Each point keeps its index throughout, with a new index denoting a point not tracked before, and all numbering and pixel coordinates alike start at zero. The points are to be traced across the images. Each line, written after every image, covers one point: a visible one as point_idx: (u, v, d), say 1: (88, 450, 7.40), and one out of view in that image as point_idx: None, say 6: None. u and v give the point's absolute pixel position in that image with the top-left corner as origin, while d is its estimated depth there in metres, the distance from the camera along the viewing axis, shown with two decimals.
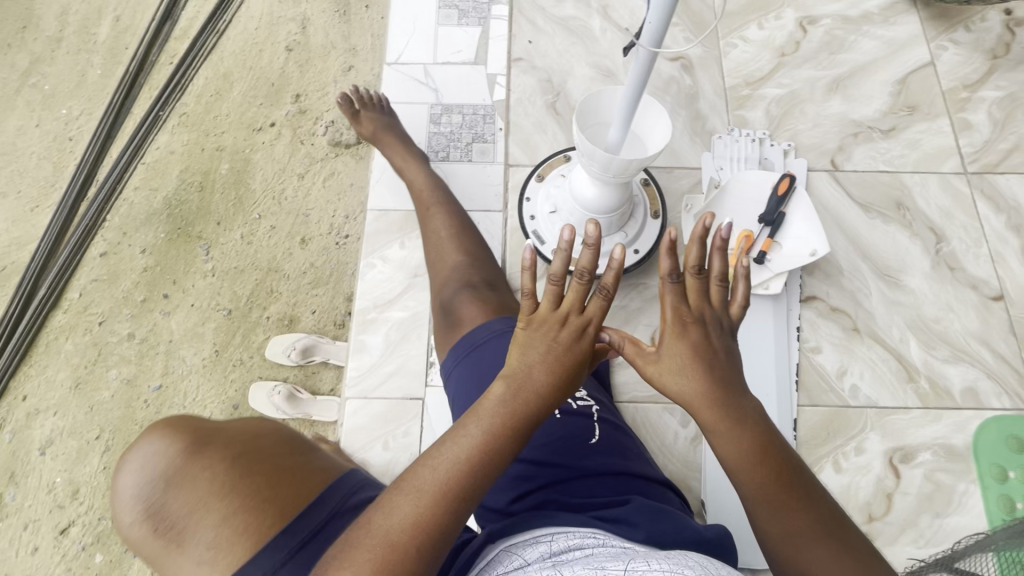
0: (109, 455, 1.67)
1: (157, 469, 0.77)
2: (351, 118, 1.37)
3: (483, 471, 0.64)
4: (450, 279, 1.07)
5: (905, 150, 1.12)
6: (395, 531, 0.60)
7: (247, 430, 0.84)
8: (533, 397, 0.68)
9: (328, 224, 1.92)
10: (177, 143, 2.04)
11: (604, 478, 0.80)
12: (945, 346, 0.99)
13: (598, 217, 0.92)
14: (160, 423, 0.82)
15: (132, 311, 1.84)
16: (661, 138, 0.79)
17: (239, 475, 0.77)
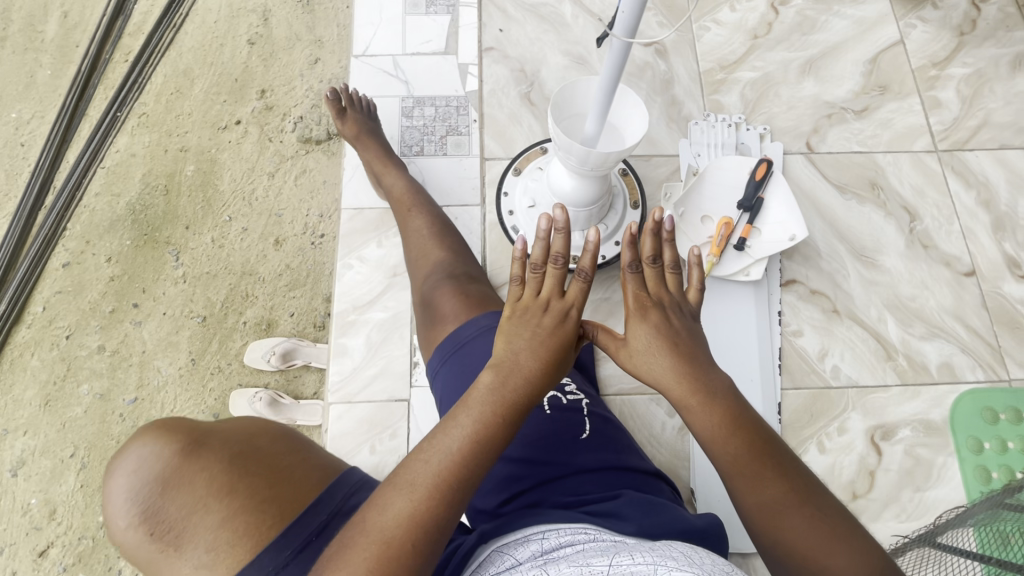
0: (86, 473, 1.62)
1: (151, 473, 0.73)
2: (336, 116, 1.30)
3: (480, 463, 0.63)
4: (434, 271, 1.05)
5: (877, 130, 1.13)
6: (390, 529, 0.59)
7: (245, 429, 0.81)
8: (525, 386, 0.66)
9: (302, 224, 1.87)
10: (138, 145, 1.95)
11: (598, 474, 0.80)
12: (920, 323, 1.00)
13: (577, 211, 0.90)
14: (150, 426, 0.77)
15: (100, 322, 1.77)
16: (638, 129, 0.77)
17: (239, 474, 0.74)
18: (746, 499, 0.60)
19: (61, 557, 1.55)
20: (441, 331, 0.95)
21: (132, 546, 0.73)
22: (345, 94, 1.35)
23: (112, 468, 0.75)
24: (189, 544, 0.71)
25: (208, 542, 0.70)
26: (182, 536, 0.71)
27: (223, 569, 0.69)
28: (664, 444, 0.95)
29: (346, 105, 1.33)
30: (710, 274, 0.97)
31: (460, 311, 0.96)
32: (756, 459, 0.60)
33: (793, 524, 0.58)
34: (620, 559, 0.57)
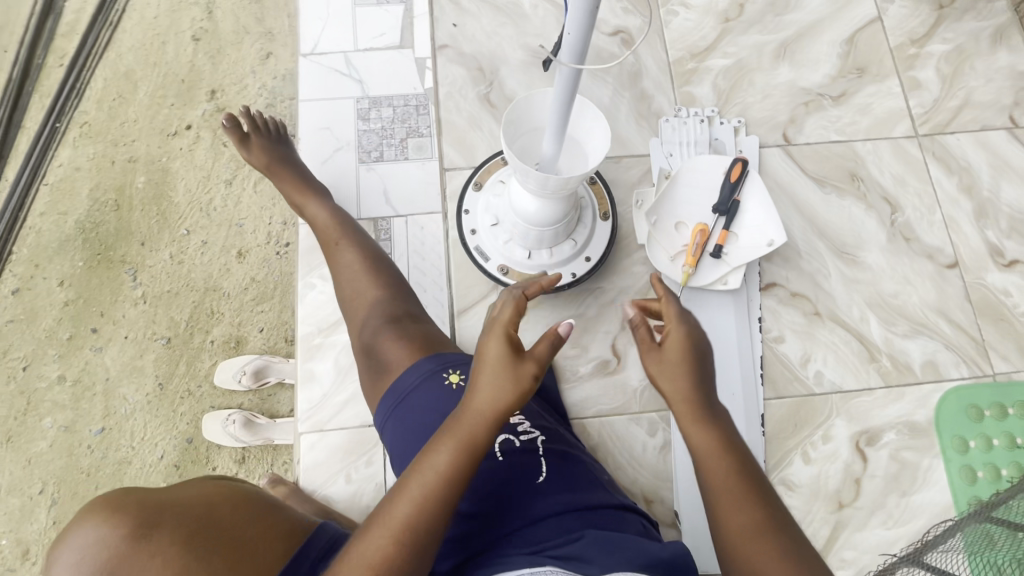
0: (58, 509, 1.56)
1: (95, 566, 0.62)
2: (239, 144, 1.21)
3: (438, 510, 0.63)
4: (371, 315, 0.98)
5: (856, 116, 1.07)
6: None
7: (201, 502, 0.71)
8: (481, 426, 0.64)
9: (265, 233, 1.78)
10: (82, 158, 1.82)
11: (557, 519, 0.72)
12: (903, 321, 0.97)
13: (542, 231, 0.85)
14: (90, 503, 0.66)
15: (58, 350, 1.68)
16: (600, 150, 0.71)
17: (193, 560, 0.64)
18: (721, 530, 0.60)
19: None
20: (387, 381, 0.89)
21: None
22: (248, 118, 1.25)
23: (54, 548, 0.64)
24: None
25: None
26: None
27: None
28: (646, 467, 0.90)
29: (250, 131, 1.24)
30: (687, 285, 0.93)
31: (403, 358, 0.90)
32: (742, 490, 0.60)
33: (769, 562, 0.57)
34: None
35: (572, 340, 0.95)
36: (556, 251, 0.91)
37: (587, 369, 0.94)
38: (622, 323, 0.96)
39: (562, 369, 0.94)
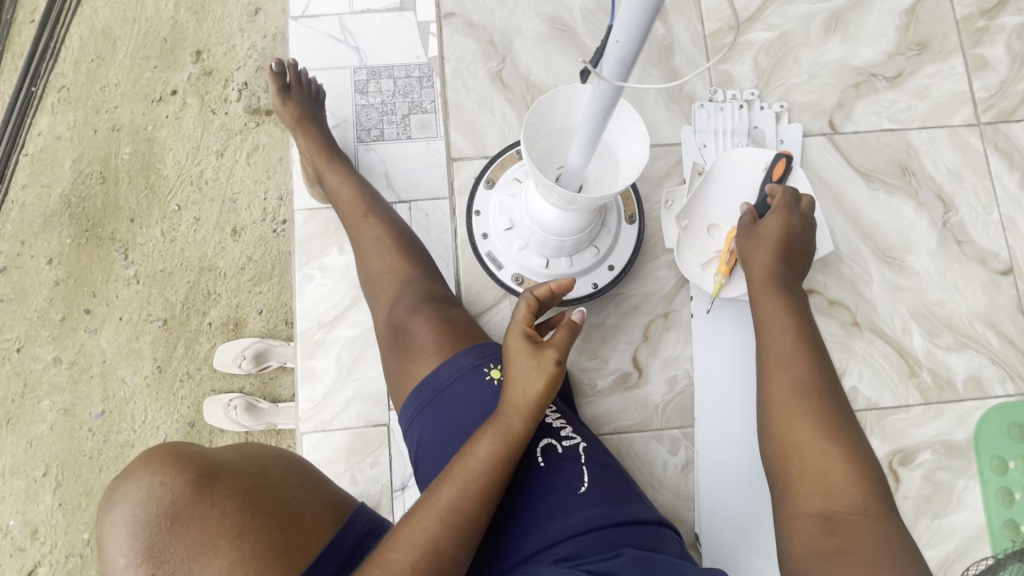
0: (63, 491, 1.56)
1: (154, 507, 0.61)
2: (278, 94, 1.11)
3: (483, 498, 0.63)
4: (405, 293, 0.89)
5: (912, 101, 0.96)
6: (398, 557, 0.59)
7: (255, 460, 0.69)
8: (524, 418, 0.68)
9: (260, 209, 1.68)
10: (62, 126, 1.70)
11: (594, 534, 0.66)
12: (948, 333, 0.90)
13: (559, 239, 0.78)
14: (156, 450, 0.65)
15: (52, 332, 1.63)
16: (635, 167, 0.62)
17: (253, 512, 0.64)
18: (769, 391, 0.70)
19: None
20: (417, 365, 0.81)
21: None
22: (293, 66, 1.15)
23: (108, 502, 0.63)
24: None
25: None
26: None
27: None
28: (665, 487, 0.86)
29: (292, 82, 1.14)
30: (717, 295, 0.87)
31: (440, 340, 0.82)
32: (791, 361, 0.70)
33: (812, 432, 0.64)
34: None
35: (591, 352, 0.89)
36: (576, 259, 0.85)
37: (605, 383, 0.89)
38: (644, 333, 0.90)
39: (580, 382, 0.89)
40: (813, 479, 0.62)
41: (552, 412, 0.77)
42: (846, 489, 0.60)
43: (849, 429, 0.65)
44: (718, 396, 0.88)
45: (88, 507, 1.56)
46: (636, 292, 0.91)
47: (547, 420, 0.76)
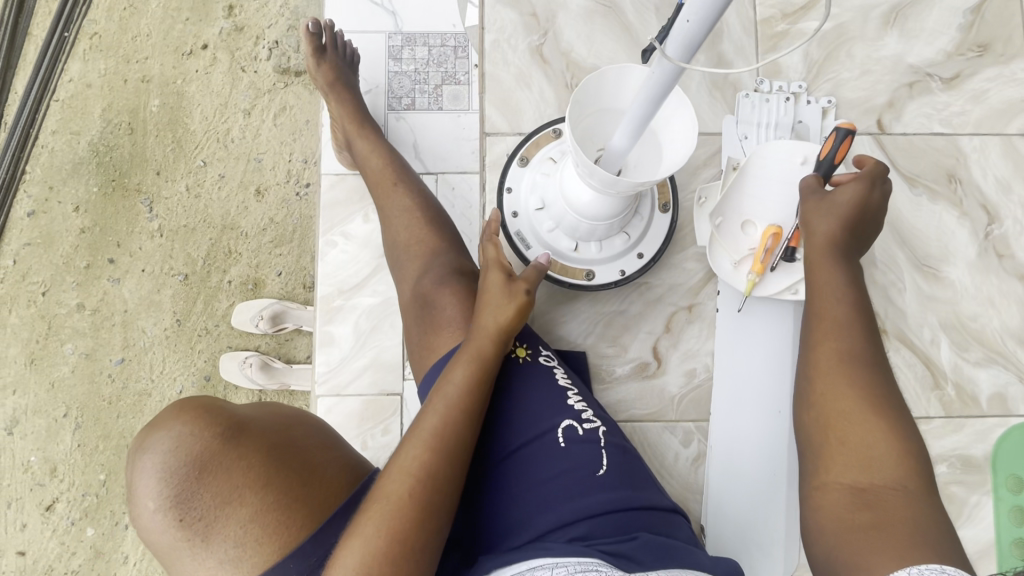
0: (82, 433, 1.60)
1: (182, 456, 0.62)
2: (312, 55, 1.09)
3: (462, 421, 0.67)
4: (432, 266, 0.89)
5: (967, 105, 0.93)
6: (392, 485, 0.62)
7: (280, 418, 0.71)
8: (491, 338, 0.72)
9: (284, 171, 1.68)
10: (93, 73, 1.70)
11: (610, 516, 0.67)
12: (978, 347, 0.88)
13: (592, 223, 0.78)
14: (184, 402, 0.66)
15: (77, 278, 1.66)
16: (680, 155, 0.61)
17: (277, 467, 0.65)
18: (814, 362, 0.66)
19: (68, 511, 1.59)
20: (441, 337, 0.81)
21: (153, 529, 0.62)
22: (330, 28, 1.13)
23: (136, 449, 0.64)
24: (216, 539, 0.62)
25: (236, 537, 0.62)
26: (210, 526, 0.62)
27: (248, 567, 0.62)
28: (675, 478, 0.87)
29: (327, 44, 1.11)
30: (750, 293, 0.84)
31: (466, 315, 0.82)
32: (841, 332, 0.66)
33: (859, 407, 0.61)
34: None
35: (611, 338, 0.90)
36: (606, 244, 0.85)
37: (624, 370, 0.89)
38: (666, 324, 0.90)
39: (599, 367, 0.90)
40: (852, 454, 0.59)
41: (573, 394, 0.78)
42: (887, 464, 0.57)
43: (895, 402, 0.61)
44: (737, 392, 0.87)
45: (104, 450, 1.61)
46: (661, 282, 0.91)
47: (568, 402, 0.76)
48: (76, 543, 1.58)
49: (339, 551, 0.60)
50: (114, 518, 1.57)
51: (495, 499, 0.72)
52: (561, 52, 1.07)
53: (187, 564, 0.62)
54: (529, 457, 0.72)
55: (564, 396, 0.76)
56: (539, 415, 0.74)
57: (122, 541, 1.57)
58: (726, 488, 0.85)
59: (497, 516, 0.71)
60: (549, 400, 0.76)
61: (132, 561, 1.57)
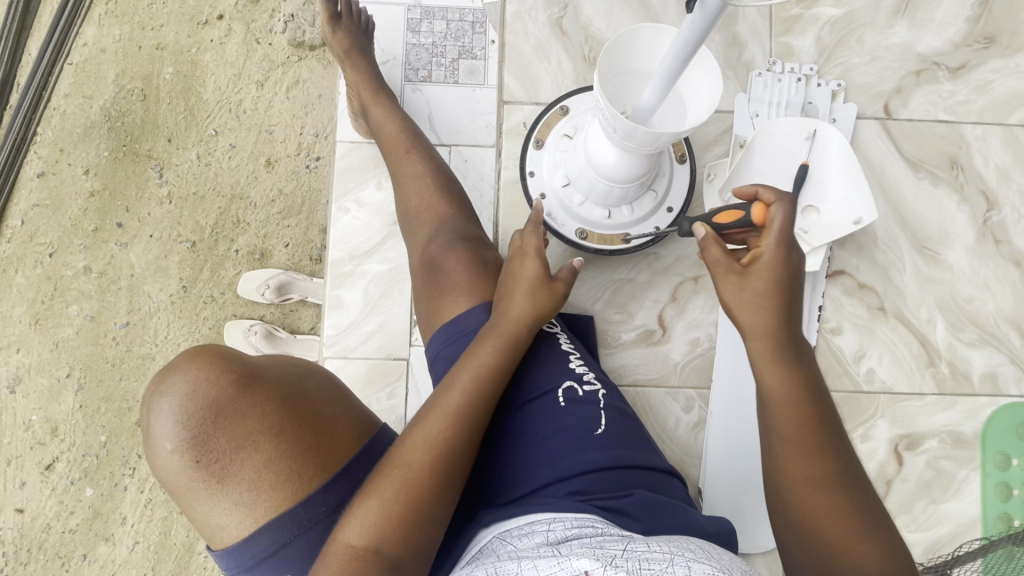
0: (84, 394, 1.62)
1: (199, 402, 0.65)
2: (328, 21, 1.08)
3: (486, 399, 0.67)
4: (442, 231, 0.89)
5: (971, 95, 0.95)
6: (412, 455, 0.63)
7: (291, 371, 0.73)
8: (521, 324, 0.72)
9: (295, 143, 1.69)
10: (108, 38, 1.70)
11: (606, 472, 0.69)
12: (972, 328, 0.91)
13: (622, 186, 0.80)
14: (199, 349, 0.69)
15: (84, 241, 1.66)
16: (709, 97, 0.64)
17: (290, 416, 0.68)
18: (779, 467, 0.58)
19: (68, 471, 1.60)
20: (448, 300, 0.82)
21: (170, 471, 0.65)
22: None
23: (153, 391, 0.67)
24: (230, 482, 0.64)
25: (250, 481, 0.65)
26: (225, 471, 0.65)
27: (262, 510, 0.65)
28: (675, 442, 0.90)
29: (342, 11, 1.11)
30: None
31: (473, 281, 0.82)
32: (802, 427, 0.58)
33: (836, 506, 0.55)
34: (634, 546, 0.56)
35: (619, 305, 0.92)
36: (636, 206, 0.86)
37: (629, 336, 0.92)
38: (672, 293, 0.93)
39: (605, 333, 0.92)
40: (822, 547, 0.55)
41: (574, 357, 0.79)
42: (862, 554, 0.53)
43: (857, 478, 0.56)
44: (735, 366, 0.90)
45: (106, 412, 1.62)
46: (670, 254, 0.93)
47: (570, 365, 0.78)
48: (75, 502, 1.59)
49: (353, 510, 0.61)
50: (115, 479, 1.58)
51: (494, 453, 0.74)
52: (580, 26, 1.10)
53: (202, 504, 0.65)
54: (531, 418, 0.74)
55: (566, 359, 0.78)
56: (542, 376, 0.76)
57: (121, 502, 1.59)
58: (722, 456, 0.88)
59: (498, 472, 0.73)
60: (550, 363, 0.77)
61: (130, 522, 1.58)
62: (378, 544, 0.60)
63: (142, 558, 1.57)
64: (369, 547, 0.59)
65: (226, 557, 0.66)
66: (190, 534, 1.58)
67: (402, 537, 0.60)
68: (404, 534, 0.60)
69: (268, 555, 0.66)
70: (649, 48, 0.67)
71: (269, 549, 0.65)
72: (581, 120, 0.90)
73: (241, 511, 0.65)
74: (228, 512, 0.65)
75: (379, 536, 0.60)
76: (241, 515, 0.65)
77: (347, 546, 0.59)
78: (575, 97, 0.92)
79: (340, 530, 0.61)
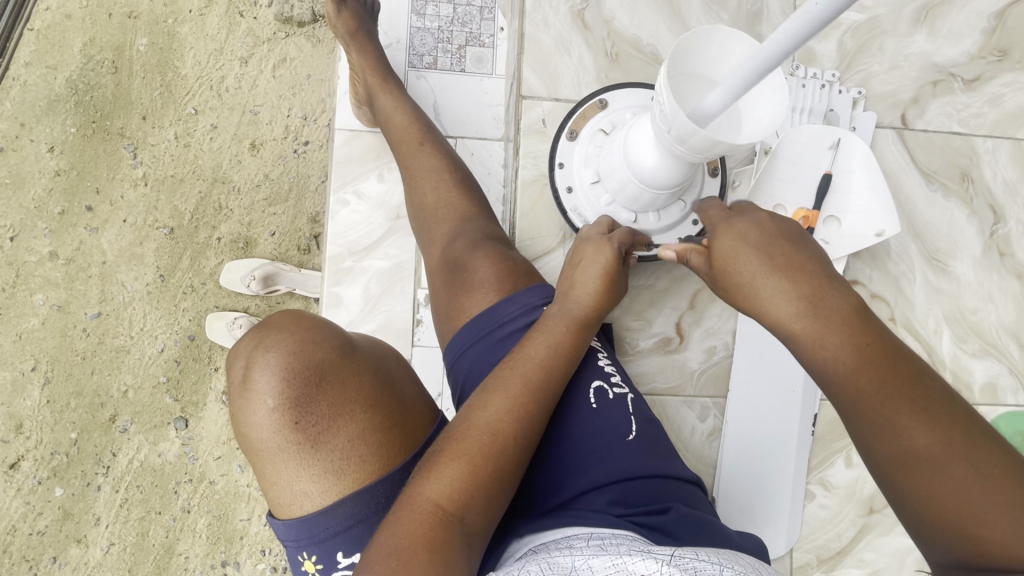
0: (52, 389, 1.52)
1: (303, 365, 0.61)
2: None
3: (558, 373, 0.66)
4: (465, 230, 0.85)
5: (984, 108, 0.96)
6: (494, 422, 0.61)
7: (379, 347, 0.70)
8: (589, 310, 0.72)
9: (282, 126, 1.59)
10: (73, 3, 1.57)
11: (641, 482, 0.67)
12: (975, 339, 0.93)
13: (655, 192, 0.81)
14: (299, 314, 0.65)
15: (50, 225, 1.54)
16: (770, 116, 0.66)
17: (383, 389, 0.64)
18: (873, 446, 0.51)
19: (34, 470, 1.50)
20: (473, 300, 0.78)
21: (262, 432, 0.60)
22: None
23: (252, 348, 0.63)
24: (325, 448, 0.60)
25: (343, 449, 0.60)
26: (321, 439, 0.60)
27: (348, 482, 0.60)
28: (690, 451, 0.91)
29: None
30: None
31: (500, 279, 0.79)
32: (896, 400, 0.49)
33: (956, 480, 0.47)
34: (681, 552, 0.54)
35: (637, 312, 0.93)
36: (664, 214, 0.87)
37: (647, 344, 0.92)
38: (690, 301, 0.94)
39: (623, 340, 0.92)
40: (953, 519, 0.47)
41: (602, 355, 0.78)
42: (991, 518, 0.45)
43: (966, 435, 0.48)
44: (752, 372, 0.90)
45: (76, 407, 1.53)
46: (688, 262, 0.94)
47: (599, 364, 0.76)
48: (43, 503, 1.50)
49: (432, 466, 0.58)
50: (87, 479, 1.50)
51: (530, 465, 0.71)
52: (601, 19, 1.04)
53: (288, 469, 0.60)
54: (560, 413, 0.71)
55: (595, 358, 0.76)
56: (573, 377, 0.73)
57: (94, 502, 1.50)
58: (737, 464, 0.88)
59: (531, 478, 0.70)
60: (580, 364, 0.75)
61: (104, 523, 1.50)
62: (463, 511, 0.55)
63: (117, 560, 1.50)
64: (454, 514, 0.55)
65: (295, 528, 0.60)
66: (169, 535, 1.51)
67: (484, 506, 0.57)
68: (486, 500, 0.57)
69: (341, 530, 0.61)
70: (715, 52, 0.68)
71: (344, 523, 0.60)
72: (618, 117, 0.93)
73: (330, 479, 0.60)
74: (316, 480, 0.60)
75: (464, 503, 0.56)
76: (325, 487, 0.60)
77: (430, 504, 0.55)
78: (613, 91, 0.95)
79: (417, 489, 0.56)
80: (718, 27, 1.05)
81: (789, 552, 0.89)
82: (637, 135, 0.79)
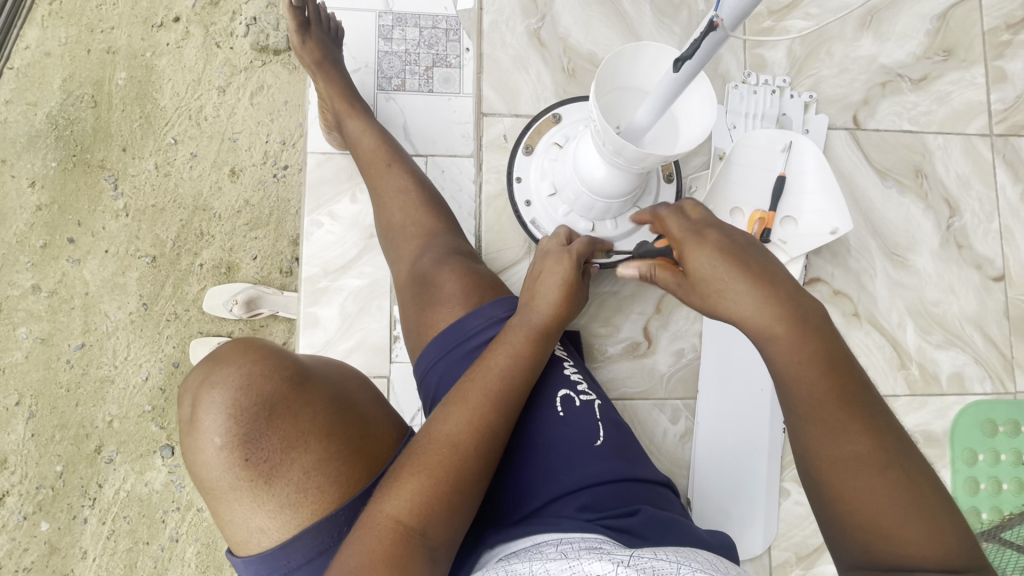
0: (36, 422, 1.51)
1: (251, 401, 0.60)
2: (296, 28, 1.02)
3: (521, 383, 0.67)
4: (432, 245, 0.87)
5: (933, 106, 0.99)
6: (455, 436, 0.62)
7: (335, 372, 0.70)
8: (550, 319, 0.73)
9: (261, 152, 1.62)
10: (53, 41, 1.60)
11: (610, 486, 0.68)
12: (940, 331, 0.95)
13: (606, 201, 0.83)
14: (248, 342, 0.64)
15: (32, 258, 1.56)
16: (701, 125, 0.68)
17: (338, 418, 0.65)
18: (809, 445, 0.52)
19: (20, 505, 1.49)
20: (442, 314, 0.79)
21: (212, 470, 0.60)
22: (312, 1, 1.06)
23: (198, 385, 0.62)
24: (278, 483, 0.60)
25: (298, 483, 0.61)
26: (273, 474, 0.60)
27: (305, 514, 0.61)
28: (663, 453, 0.91)
29: (311, 17, 1.05)
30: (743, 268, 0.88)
31: (466, 292, 0.80)
32: (837, 404, 0.50)
33: (879, 482, 0.49)
34: (643, 554, 0.55)
35: (605, 319, 0.94)
36: (620, 221, 0.89)
37: (616, 349, 0.94)
38: (656, 305, 0.95)
39: (592, 347, 0.94)
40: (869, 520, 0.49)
41: (568, 364, 0.80)
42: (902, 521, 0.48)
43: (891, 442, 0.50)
44: (722, 371, 0.92)
45: (62, 440, 1.52)
46: None
47: (565, 372, 0.78)
48: (29, 538, 1.49)
49: (394, 482, 0.58)
50: (74, 510, 1.49)
51: (501, 474, 0.71)
52: (559, 37, 1.08)
53: (241, 506, 0.60)
54: (528, 422, 0.73)
55: (561, 367, 0.78)
56: (539, 385, 0.75)
57: (81, 535, 1.49)
58: (711, 465, 0.89)
59: (503, 488, 0.71)
60: (547, 373, 0.77)
61: (92, 556, 1.49)
62: (425, 524, 0.57)
63: None
64: (415, 527, 0.56)
65: (255, 561, 0.61)
66: (158, 565, 1.49)
67: (445, 518, 0.58)
68: (447, 511, 0.58)
69: (304, 562, 0.62)
70: (650, 67, 0.70)
71: (304, 558, 0.62)
72: (572, 130, 0.96)
73: (286, 513, 0.61)
74: (272, 515, 0.60)
75: (425, 516, 0.57)
76: (281, 522, 0.61)
77: (391, 521, 0.56)
78: (567, 105, 0.98)
79: (378, 507, 0.57)
80: (672, 40, 1.08)
81: (767, 551, 0.89)
82: (586, 148, 0.82)
